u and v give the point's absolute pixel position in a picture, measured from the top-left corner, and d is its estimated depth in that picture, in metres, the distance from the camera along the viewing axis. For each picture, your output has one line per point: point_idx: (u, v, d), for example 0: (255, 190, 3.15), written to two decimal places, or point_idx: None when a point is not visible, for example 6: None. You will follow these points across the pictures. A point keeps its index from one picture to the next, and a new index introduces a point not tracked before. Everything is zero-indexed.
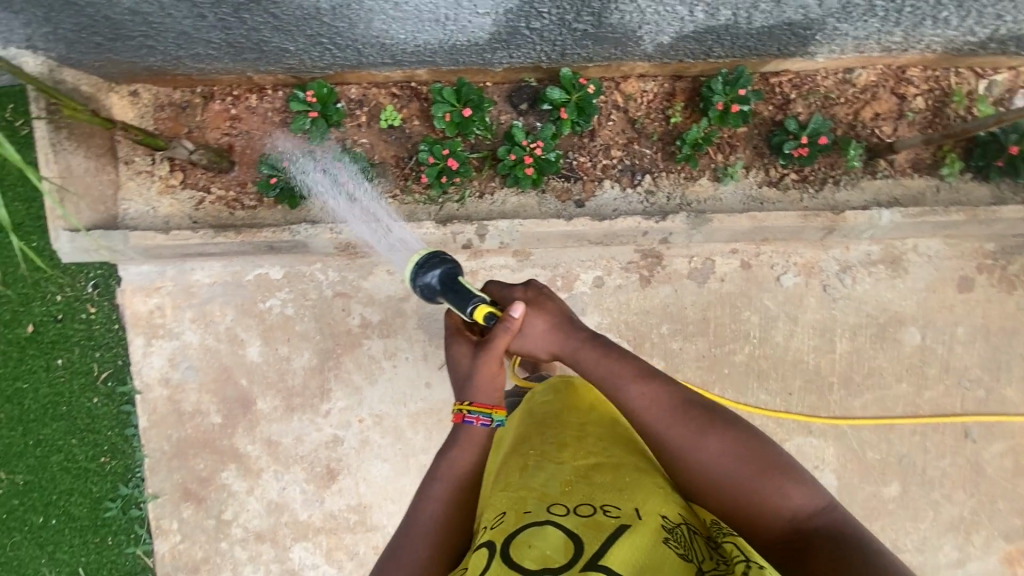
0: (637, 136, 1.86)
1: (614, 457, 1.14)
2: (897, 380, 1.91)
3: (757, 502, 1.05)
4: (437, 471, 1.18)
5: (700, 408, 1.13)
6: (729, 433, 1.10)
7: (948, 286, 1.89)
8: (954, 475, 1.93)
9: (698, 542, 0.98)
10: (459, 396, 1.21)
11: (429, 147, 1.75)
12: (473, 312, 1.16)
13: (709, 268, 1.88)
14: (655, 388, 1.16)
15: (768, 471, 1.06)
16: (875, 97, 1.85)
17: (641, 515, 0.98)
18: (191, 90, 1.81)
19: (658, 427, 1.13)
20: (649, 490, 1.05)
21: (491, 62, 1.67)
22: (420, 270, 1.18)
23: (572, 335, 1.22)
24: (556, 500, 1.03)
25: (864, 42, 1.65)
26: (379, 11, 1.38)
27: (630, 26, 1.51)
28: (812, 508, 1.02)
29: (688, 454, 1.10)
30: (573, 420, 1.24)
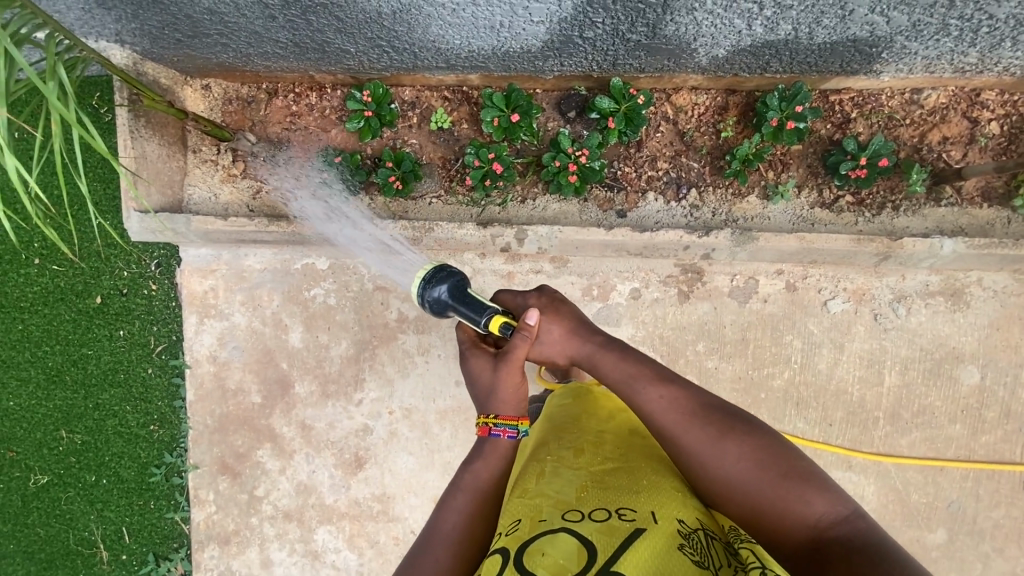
0: (685, 149, 1.85)
1: (629, 464, 1.15)
2: (950, 420, 1.79)
3: (777, 509, 1.01)
4: (460, 482, 1.21)
5: (717, 414, 1.11)
6: (748, 438, 1.08)
7: (1015, 324, 1.76)
8: (1008, 528, 1.80)
9: (717, 547, 0.96)
10: (483, 409, 1.24)
11: (476, 151, 1.78)
12: (487, 323, 1.16)
13: (752, 288, 1.83)
14: (671, 391, 1.14)
15: (788, 477, 1.03)
16: (944, 120, 1.76)
17: (656, 520, 0.97)
18: (257, 86, 1.92)
19: (673, 432, 1.10)
20: (666, 496, 1.05)
21: (542, 69, 1.69)
22: (428, 286, 1.17)
23: (588, 339, 1.21)
24: (571, 507, 1.02)
25: (934, 62, 1.57)
26: (437, 17, 1.41)
27: (685, 38, 1.49)
28: (836, 517, 0.98)
29: (705, 460, 1.07)
30: (591, 426, 1.26)
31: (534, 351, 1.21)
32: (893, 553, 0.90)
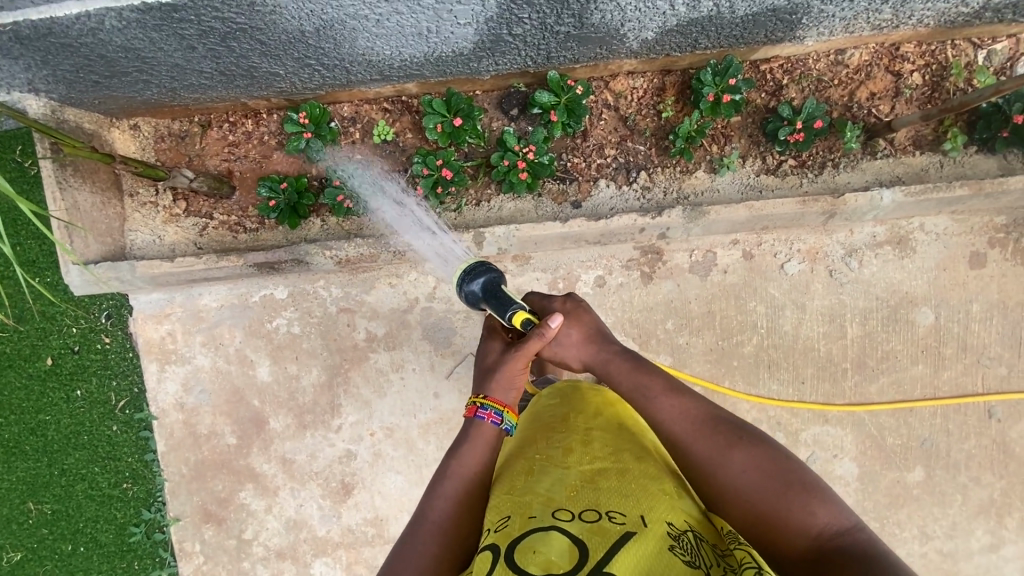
0: (630, 133, 1.87)
1: (623, 461, 1.15)
2: (912, 361, 1.86)
3: (779, 517, 1.02)
4: (448, 470, 1.18)
5: (726, 425, 1.13)
6: (756, 448, 1.09)
7: (960, 263, 1.84)
8: (979, 457, 1.89)
9: (705, 548, 0.98)
10: (476, 386, 1.24)
11: (422, 158, 1.76)
12: (512, 318, 1.18)
13: (710, 261, 1.86)
14: (682, 401, 1.18)
15: (793, 487, 1.03)
16: (869, 77, 1.82)
17: (647, 522, 0.98)
18: (189, 119, 1.87)
19: (683, 438, 1.14)
20: (656, 496, 1.06)
21: (478, 70, 1.68)
22: (465, 278, 1.21)
23: (605, 347, 1.25)
24: (561, 506, 1.02)
25: (852, 22, 1.63)
26: (362, 29, 1.38)
27: (612, 24, 1.50)
28: (840, 529, 0.97)
29: (713, 466, 1.10)
30: (580, 426, 1.25)
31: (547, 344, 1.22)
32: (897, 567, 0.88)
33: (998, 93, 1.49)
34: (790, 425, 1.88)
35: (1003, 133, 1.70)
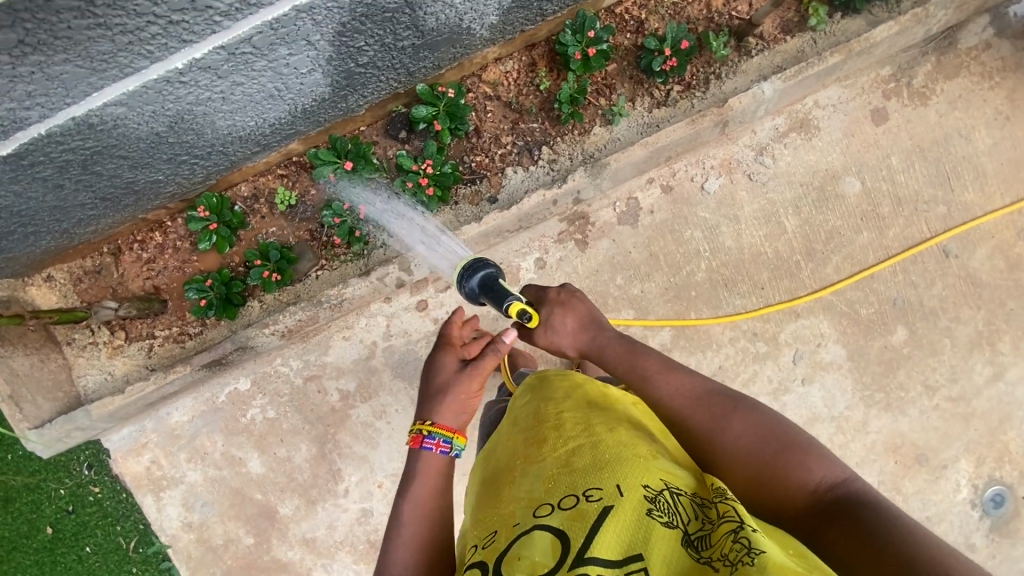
0: (519, 116, 1.87)
1: (600, 434, 1.02)
2: (856, 231, 1.88)
3: (780, 477, 0.97)
4: (405, 498, 1.13)
5: (723, 396, 1.09)
6: (753, 414, 1.05)
7: (864, 124, 1.87)
8: (953, 296, 1.91)
9: (686, 503, 0.90)
10: (425, 411, 1.18)
11: (330, 209, 1.78)
12: (508, 308, 1.22)
13: (635, 207, 1.88)
14: (678, 378, 1.14)
15: (791, 448, 0.99)
16: None
17: (623, 490, 0.89)
18: (99, 252, 1.87)
19: (681, 409, 1.10)
20: (631, 459, 0.96)
21: (350, 107, 1.69)
22: (467, 275, 1.31)
23: (601, 333, 1.22)
24: (542, 501, 0.93)
25: None
26: (214, 111, 1.36)
27: (452, 21, 1.51)
28: (840, 484, 0.93)
29: (713, 432, 1.05)
30: (548, 413, 1.11)
31: (540, 332, 1.24)
32: (901, 518, 0.84)
33: None
34: (766, 331, 1.90)
35: None
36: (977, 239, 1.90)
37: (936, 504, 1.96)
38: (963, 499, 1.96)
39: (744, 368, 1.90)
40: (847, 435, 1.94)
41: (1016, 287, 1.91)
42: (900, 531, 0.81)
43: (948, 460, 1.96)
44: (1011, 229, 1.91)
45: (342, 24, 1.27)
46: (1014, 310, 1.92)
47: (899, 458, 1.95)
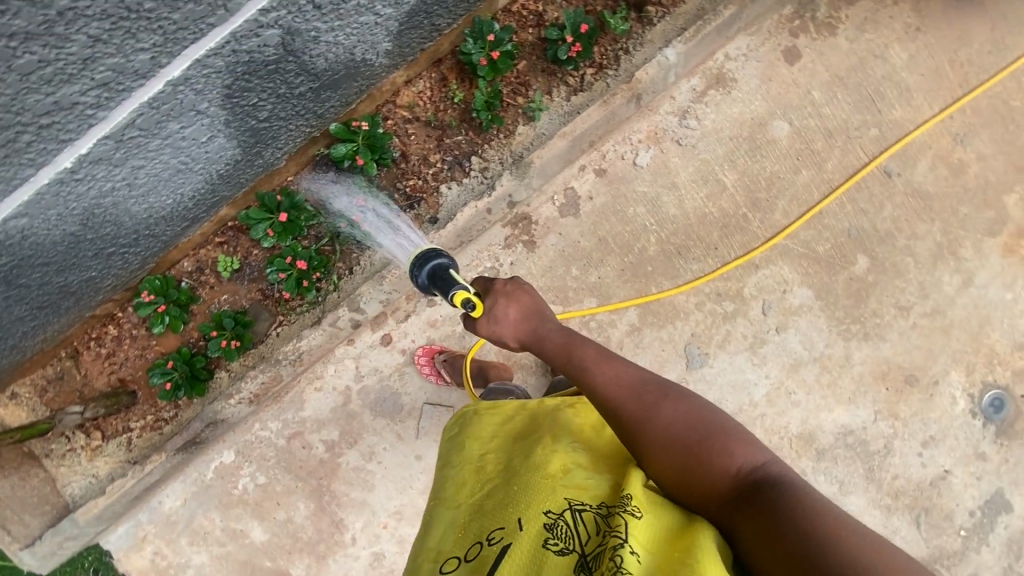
0: (442, 132, 1.82)
1: (516, 468, 1.07)
2: (795, 172, 1.88)
3: (705, 463, 0.96)
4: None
5: (656, 383, 1.07)
6: (684, 401, 1.04)
7: (780, 66, 1.86)
8: (904, 214, 1.91)
9: (588, 519, 0.93)
10: None
11: (273, 266, 1.74)
12: (453, 297, 1.19)
13: (573, 196, 1.87)
14: (614, 367, 1.11)
15: (717, 434, 0.99)
16: None
17: (523, 525, 0.95)
18: (58, 358, 1.83)
19: (615, 399, 1.06)
20: (536, 486, 1.00)
21: (269, 159, 1.69)
22: (417, 263, 1.26)
23: (544, 323, 1.20)
24: (453, 552, 1.00)
25: None
26: (124, 198, 1.36)
27: (347, 57, 1.48)
28: (761, 467, 0.94)
29: (646, 420, 1.02)
30: (472, 455, 1.15)
31: (484, 322, 1.19)
32: (816, 501, 0.86)
33: None
34: (729, 290, 1.90)
35: None
36: (915, 154, 1.90)
37: (936, 422, 1.95)
38: (961, 411, 1.95)
39: (716, 330, 1.91)
40: (832, 372, 1.94)
41: (964, 192, 1.91)
42: (814, 516, 0.83)
43: (939, 376, 1.95)
44: (946, 137, 1.91)
45: (227, 88, 1.25)
46: (968, 215, 1.91)
47: (889, 384, 1.95)
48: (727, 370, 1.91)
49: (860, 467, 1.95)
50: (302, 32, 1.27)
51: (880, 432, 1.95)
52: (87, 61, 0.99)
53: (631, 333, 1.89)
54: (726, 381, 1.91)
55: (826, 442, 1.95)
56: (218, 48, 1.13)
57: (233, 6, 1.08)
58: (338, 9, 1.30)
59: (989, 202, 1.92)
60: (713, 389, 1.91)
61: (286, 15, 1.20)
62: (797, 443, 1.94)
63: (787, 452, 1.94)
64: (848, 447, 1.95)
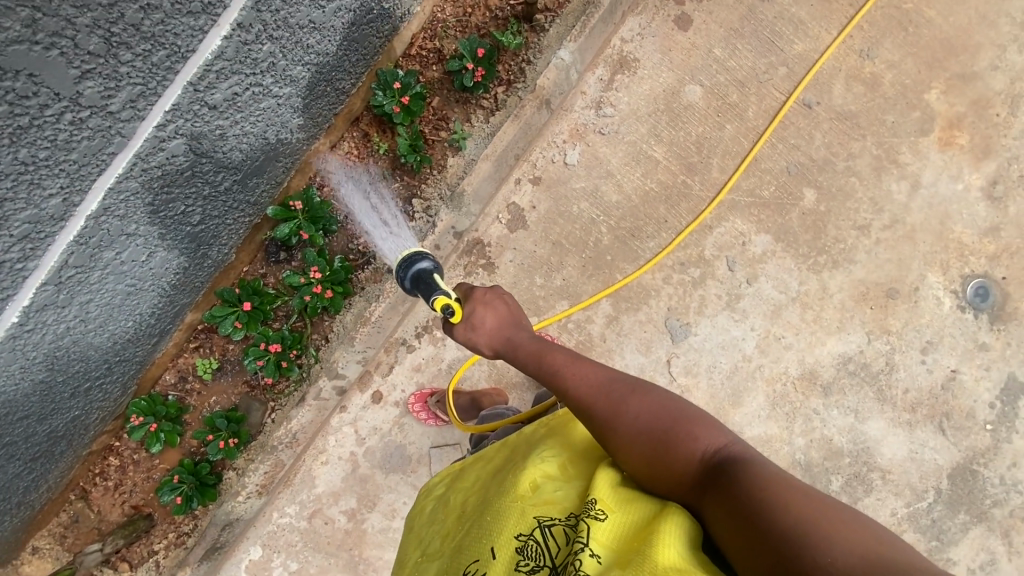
0: (379, 184, 1.76)
1: (489, 498, 1.09)
2: (719, 128, 1.93)
3: (673, 450, 1.00)
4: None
5: (623, 381, 1.12)
6: (650, 395, 1.08)
7: (675, 35, 1.92)
8: (835, 138, 1.95)
9: (558, 532, 0.95)
10: None
11: (249, 355, 1.70)
12: (433, 304, 1.20)
13: (517, 209, 1.90)
14: (583, 369, 1.16)
15: (683, 422, 1.04)
16: None
17: (496, 552, 0.96)
18: (70, 501, 1.74)
19: (587, 399, 1.11)
20: (505, 511, 1.02)
21: (218, 258, 1.63)
22: (402, 266, 1.27)
23: (519, 332, 1.23)
24: None
25: None
26: (82, 333, 1.41)
27: (262, 140, 1.48)
28: (723, 449, 0.99)
29: (615, 415, 1.07)
30: (457, 504, 1.19)
31: (461, 330, 1.22)
32: (775, 477, 0.91)
33: None
34: (690, 256, 1.92)
35: None
36: (827, 80, 1.95)
37: (929, 327, 1.95)
38: (950, 309, 1.95)
39: (691, 298, 1.92)
40: (814, 307, 1.95)
41: (884, 103, 1.95)
42: (771, 491, 0.88)
43: (917, 282, 1.96)
44: (852, 55, 1.95)
45: (150, 205, 1.32)
46: (894, 122, 1.95)
47: (871, 303, 1.95)
48: (713, 333, 1.93)
49: (870, 391, 1.95)
50: (206, 133, 1.32)
51: (878, 351, 1.95)
52: (1, 220, 1.10)
53: (610, 324, 1.91)
54: (715, 344, 1.93)
55: (829, 375, 1.94)
56: (127, 171, 1.23)
57: (127, 130, 1.18)
58: (236, 102, 1.34)
59: (913, 105, 1.96)
60: (705, 355, 1.92)
61: (184, 124, 1.26)
62: (801, 384, 1.94)
63: (794, 396, 1.94)
64: (852, 374, 1.95)
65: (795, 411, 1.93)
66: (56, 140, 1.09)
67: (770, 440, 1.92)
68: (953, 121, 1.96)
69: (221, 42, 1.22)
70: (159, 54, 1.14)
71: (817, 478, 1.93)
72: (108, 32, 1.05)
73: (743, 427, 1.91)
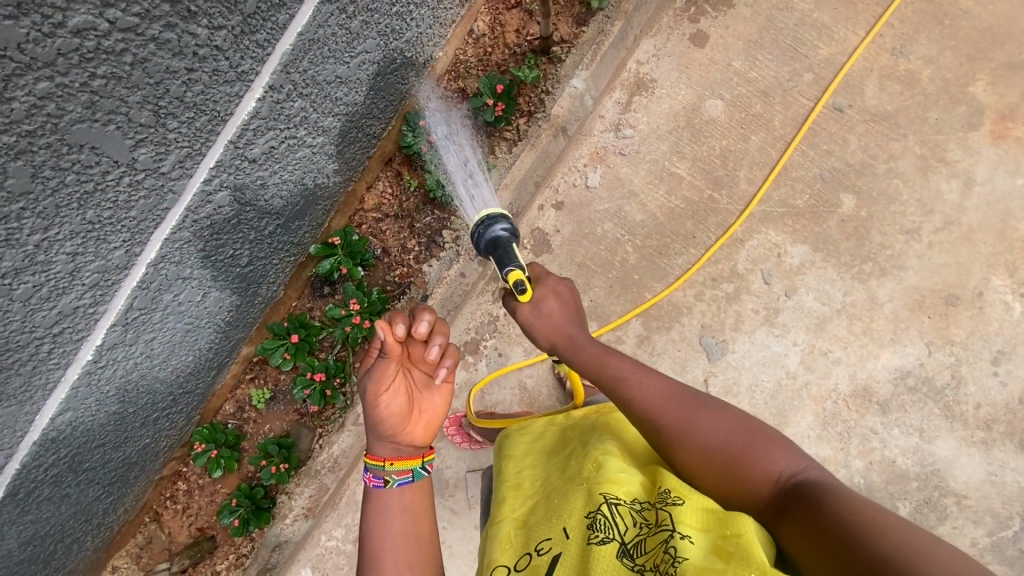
0: (411, 218, 1.87)
1: (555, 480, 1.13)
2: (745, 140, 1.90)
3: (745, 466, 1.03)
4: (377, 531, 1.11)
5: (690, 393, 1.12)
6: (721, 412, 1.09)
7: (692, 51, 1.93)
8: (871, 140, 1.86)
9: (625, 512, 0.99)
10: (383, 447, 1.15)
11: (298, 384, 1.82)
12: (506, 275, 1.11)
13: (541, 234, 1.92)
14: (649, 378, 1.15)
15: (756, 438, 1.06)
16: (504, 24, 1.89)
17: (568, 533, 1.00)
18: (144, 524, 1.90)
19: (654, 410, 1.10)
20: (575, 492, 1.05)
21: (268, 294, 1.78)
22: (479, 224, 1.16)
23: (579, 330, 1.21)
24: (499, 564, 1.04)
25: (442, 14, 1.73)
26: (149, 368, 1.54)
27: (301, 187, 1.62)
28: (795, 467, 1.02)
29: (686, 430, 1.07)
30: (511, 475, 1.22)
31: (529, 309, 1.19)
32: (848, 493, 0.94)
33: None
34: (722, 271, 1.87)
35: None
36: (858, 82, 1.88)
37: (999, 336, 1.78)
38: (1021, 315, 1.78)
39: (725, 314, 1.86)
40: (863, 318, 1.83)
41: (924, 99, 1.85)
42: (844, 502, 0.91)
43: (980, 286, 1.80)
44: (883, 55, 1.88)
45: (201, 251, 1.43)
46: (937, 119, 1.84)
47: (929, 312, 1.81)
48: (752, 350, 1.84)
49: (935, 407, 1.79)
50: (248, 184, 1.42)
51: (941, 364, 1.79)
52: (74, 273, 1.16)
53: (642, 344, 1.87)
54: (755, 361, 1.84)
55: (886, 392, 1.80)
56: (180, 224, 1.31)
57: (178, 187, 1.25)
58: (273, 154, 1.44)
59: (958, 99, 1.84)
60: (745, 373, 1.83)
61: (228, 178, 1.35)
62: (854, 402, 1.81)
63: (847, 414, 1.80)
64: (913, 389, 1.80)
65: (849, 431, 1.79)
66: (117, 201, 1.14)
67: (824, 462, 1.78)
68: (1005, 112, 1.83)
69: (256, 103, 1.28)
70: (201, 120, 1.19)
71: (881, 504, 1.76)
72: (157, 106, 1.08)
73: None
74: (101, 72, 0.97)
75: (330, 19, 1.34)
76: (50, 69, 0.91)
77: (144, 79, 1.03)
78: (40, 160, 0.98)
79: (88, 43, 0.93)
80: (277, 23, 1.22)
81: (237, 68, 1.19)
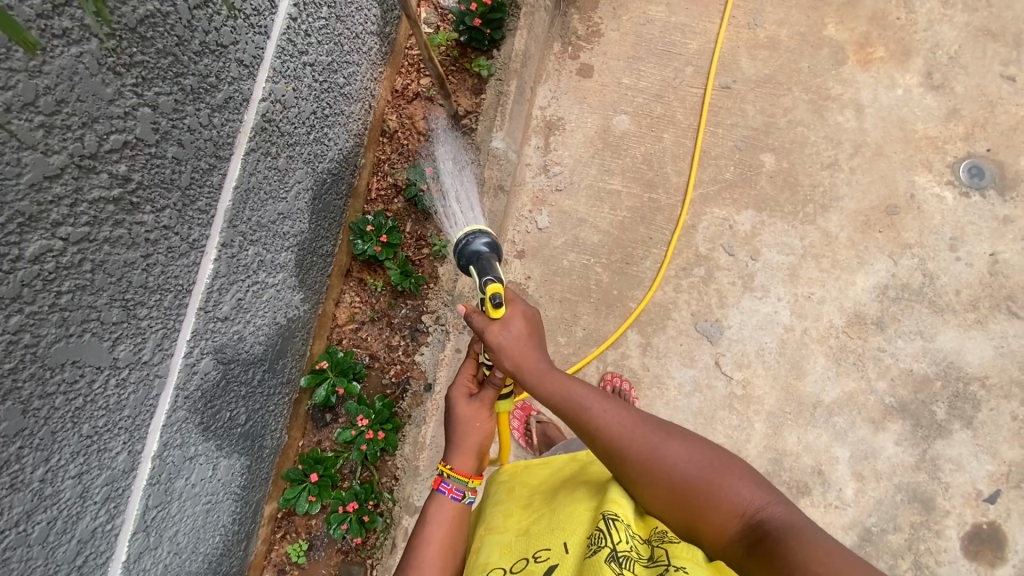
0: (388, 317, 1.90)
1: (562, 499, 1.12)
2: (659, 139, 2.05)
3: (711, 499, 0.98)
4: (424, 535, 1.14)
5: (656, 422, 1.07)
6: (688, 441, 1.05)
7: (583, 83, 2.11)
8: (764, 102, 2.05)
9: (621, 527, 0.98)
10: (461, 463, 1.17)
11: (332, 523, 1.73)
12: (484, 287, 1.09)
13: (516, 286, 1.97)
14: (613, 407, 1.09)
15: (722, 468, 1.01)
16: (410, 115, 1.99)
17: (569, 547, 1.00)
18: None
19: (621, 437, 1.05)
20: (579, 515, 1.05)
21: (274, 443, 1.73)
22: (461, 241, 1.19)
23: (539, 356, 1.11)
24: (495, 565, 1.05)
25: (354, 126, 1.83)
26: (181, 567, 1.44)
27: (276, 325, 1.62)
28: (761, 501, 0.97)
29: (654, 460, 1.02)
30: (523, 493, 1.20)
31: (498, 329, 1.10)
32: (815, 533, 0.89)
33: (427, 51, 1.68)
34: (689, 259, 1.96)
35: (478, 24, 1.89)
36: (732, 60, 2.09)
37: (944, 225, 1.93)
38: (955, 201, 1.94)
39: (708, 295, 1.93)
40: (827, 253, 1.94)
41: (791, 55, 2.08)
42: (808, 540, 0.87)
43: (910, 190, 1.96)
44: (743, 31, 2.11)
45: (200, 424, 1.39)
46: (807, 67, 2.06)
47: (879, 227, 1.94)
48: (745, 319, 1.91)
49: (922, 307, 1.88)
50: (227, 342, 1.42)
51: (910, 268, 1.91)
52: (84, 493, 1.11)
53: (646, 351, 1.90)
54: (752, 327, 1.90)
55: (876, 310, 1.89)
56: (173, 405, 1.28)
57: (162, 370, 1.23)
58: (242, 306, 1.45)
59: (818, 45, 2.08)
60: (748, 342, 1.89)
61: (206, 344, 1.34)
62: (853, 330, 1.88)
63: (853, 344, 1.87)
64: (897, 298, 1.90)
65: (862, 359, 1.86)
66: (108, 405, 1.11)
67: (853, 396, 1.83)
68: (862, 42, 2.07)
69: (213, 266, 1.31)
70: (168, 299, 1.20)
71: (920, 414, 1.81)
72: (124, 300, 1.09)
73: (819, 395, 1.84)
74: (66, 288, 0.98)
75: (258, 166, 1.40)
76: (19, 302, 0.91)
77: (106, 280, 1.05)
78: (27, 393, 0.95)
79: (48, 266, 0.94)
80: (213, 185, 1.27)
81: (188, 239, 1.22)
